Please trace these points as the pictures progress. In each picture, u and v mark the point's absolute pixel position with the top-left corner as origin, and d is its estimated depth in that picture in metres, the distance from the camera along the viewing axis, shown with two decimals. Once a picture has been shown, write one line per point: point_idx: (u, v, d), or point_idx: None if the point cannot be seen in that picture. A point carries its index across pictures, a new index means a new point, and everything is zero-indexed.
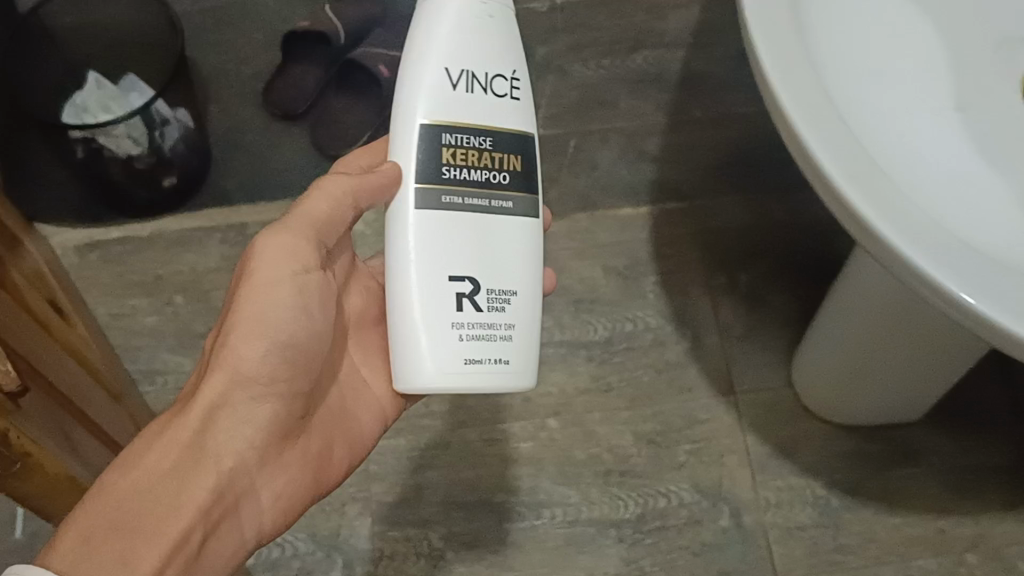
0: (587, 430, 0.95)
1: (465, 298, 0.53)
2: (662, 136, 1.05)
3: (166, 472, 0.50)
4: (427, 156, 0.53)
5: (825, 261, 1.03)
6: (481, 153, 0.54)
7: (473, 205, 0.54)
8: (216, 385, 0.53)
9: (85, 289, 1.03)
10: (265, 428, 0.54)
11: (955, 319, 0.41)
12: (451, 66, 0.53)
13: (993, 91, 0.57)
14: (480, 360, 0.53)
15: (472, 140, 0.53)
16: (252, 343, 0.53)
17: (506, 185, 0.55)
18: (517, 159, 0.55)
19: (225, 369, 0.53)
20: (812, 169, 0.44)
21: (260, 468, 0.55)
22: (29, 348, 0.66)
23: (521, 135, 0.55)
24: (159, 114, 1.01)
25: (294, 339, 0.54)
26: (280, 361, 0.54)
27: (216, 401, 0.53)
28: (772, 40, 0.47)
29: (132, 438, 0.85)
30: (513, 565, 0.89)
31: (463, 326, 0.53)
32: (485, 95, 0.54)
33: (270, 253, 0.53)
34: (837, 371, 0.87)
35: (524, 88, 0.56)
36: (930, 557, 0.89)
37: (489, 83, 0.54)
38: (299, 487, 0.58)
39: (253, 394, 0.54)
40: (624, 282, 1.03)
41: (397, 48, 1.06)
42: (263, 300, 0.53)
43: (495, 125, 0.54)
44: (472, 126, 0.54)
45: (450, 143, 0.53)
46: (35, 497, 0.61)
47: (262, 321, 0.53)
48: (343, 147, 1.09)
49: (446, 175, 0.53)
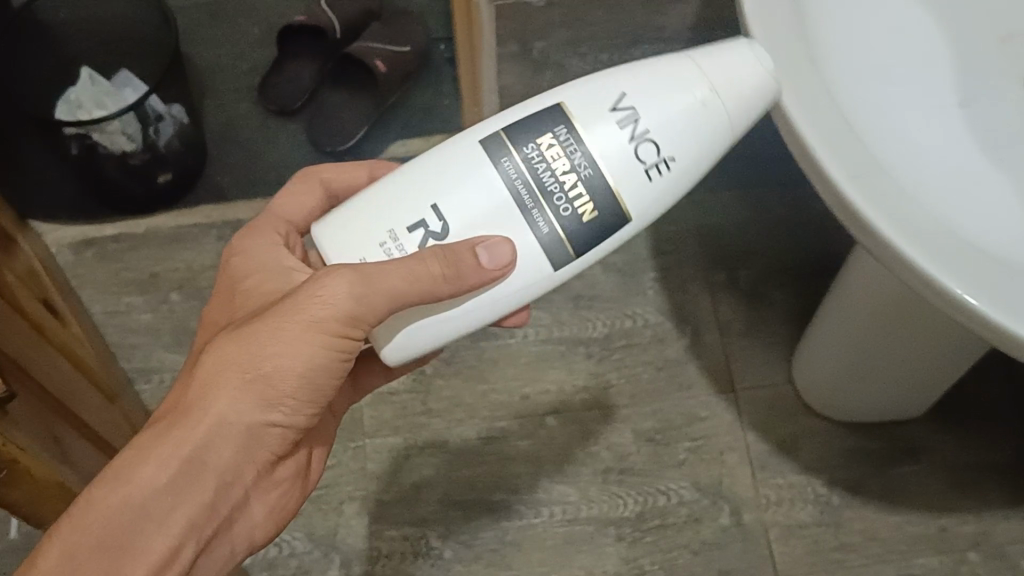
0: (587, 428, 0.95)
1: (422, 228, 0.47)
2: None
3: (163, 489, 0.47)
4: (538, 126, 0.47)
5: (825, 255, 1.03)
6: (569, 172, 0.46)
7: (518, 195, 0.47)
8: (228, 408, 0.48)
9: (79, 287, 1.03)
10: (268, 448, 0.51)
11: (965, 324, 0.40)
12: (630, 97, 0.46)
13: (1013, 92, 0.56)
14: None
15: (576, 159, 0.46)
16: (276, 372, 0.48)
17: (561, 216, 0.47)
18: (593, 213, 0.47)
19: (242, 390, 0.48)
20: (815, 171, 0.43)
21: (254, 482, 0.53)
22: (21, 352, 0.65)
23: (616, 204, 0.47)
24: (153, 109, 1.00)
25: (321, 377, 0.49)
26: (299, 395, 0.49)
27: (223, 420, 0.48)
28: (774, 32, 0.47)
29: (127, 438, 0.85)
30: (512, 563, 0.89)
31: (392, 245, 0.47)
32: (626, 147, 0.46)
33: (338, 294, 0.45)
34: (838, 369, 0.86)
35: (670, 176, 0.47)
36: (932, 555, 0.88)
37: (641, 141, 0.46)
38: (284, 497, 0.57)
39: (269, 419, 0.50)
40: (623, 277, 1.02)
41: (394, 42, 1.07)
42: (304, 336, 0.47)
43: (607, 172, 0.46)
44: (589, 153, 0.46)
45: (557, 137, 0.47)
46: (23, 505, 0.59)
47: (295, 358, 0.48)
48: (339, 143, 1.07)
49: (529, 150, 0.47)
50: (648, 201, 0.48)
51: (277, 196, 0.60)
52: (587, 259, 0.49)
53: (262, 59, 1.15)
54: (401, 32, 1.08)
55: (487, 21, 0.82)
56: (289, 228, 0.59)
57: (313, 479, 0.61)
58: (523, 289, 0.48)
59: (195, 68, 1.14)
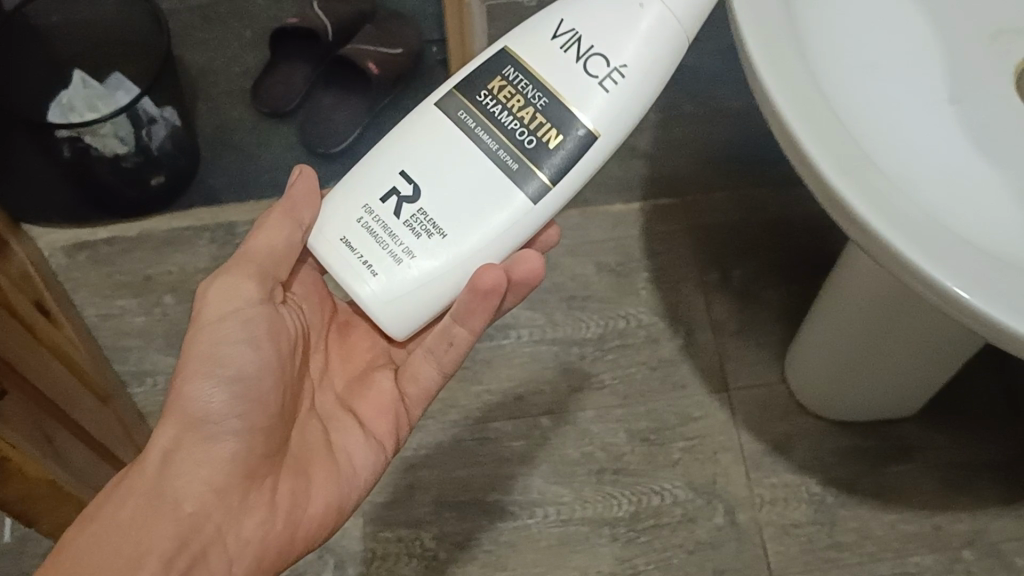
0: (580, 428, 0.94)
1: (397, 195, 0.52)
2: (655, 131, 0.97)
3: (124, 522, 0.49)
4: (485, 74, 0.52)
5: (817, 255, 1.03)
6: (525, 106, 0.51)
7: (479, 137, 0.51)
8: (168, 431, 0.52)
9: (73, 290, 1.02)
10: (224, 469, 0.52)
11: (955, 317, 0.40)
12: (567, 24, 0.51)
13: (1003, 88, 0.56)
14: (356, 251, 0.52)
15: (527, 91, 0.51)
16: (198, 380, 0.52)
17: (527, 149, 0.51)
18: (556, 136, 0.51)
19: (175, 413, 0.52)
20: (805, 165, 0.44)
21: (226, 511, 0.52)
22: (18, 353, 0.66)
23: (578, 123, 0.51)
24: (146, 111, 0.99)
25: (243, 372, 0.53)
26: (230, 397, 0.52)
27: (170, 447, 0.52)
28: (762, 24, 0.47)
29: (119, 439, 0.85)
30: (506, 565, 0.89)
31: (371, 214, 0.52)
32: (574, 66, 0.50)
33: (215, 292, 0.54)
34: (829, 365, 0.87)
35: (626, 83, 0.50)
36: (926, 553, 0.88)
37: (586, 58, 0.50)
38: (278, 531, 0.54)
39: (210, 434, 0.52)
40: (616, 278, 1.02)
41: (387, 44, 1.07)
42: (208, 337, 0.53)
43: (561, 96, 0.51)
44: (540, 81, 0.51)
45: (506, 77, 0.51)
46: (16, 501, 0.62)
47: (210, 360, 0.52)
48: (331, 145, 1.08)
49: (481, 98, 0.52)
50: (611, 113, 0.51)
51: None
52: (566, 189, 0.52)
53: (254, 62, 1.15)
54: (393, 35, 1.08)
55: (479, 22, 0.83)
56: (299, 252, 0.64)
57: (319, 514, 0.56)
58: (509, 231, 0.52)
59: (187, 71, 1.14)
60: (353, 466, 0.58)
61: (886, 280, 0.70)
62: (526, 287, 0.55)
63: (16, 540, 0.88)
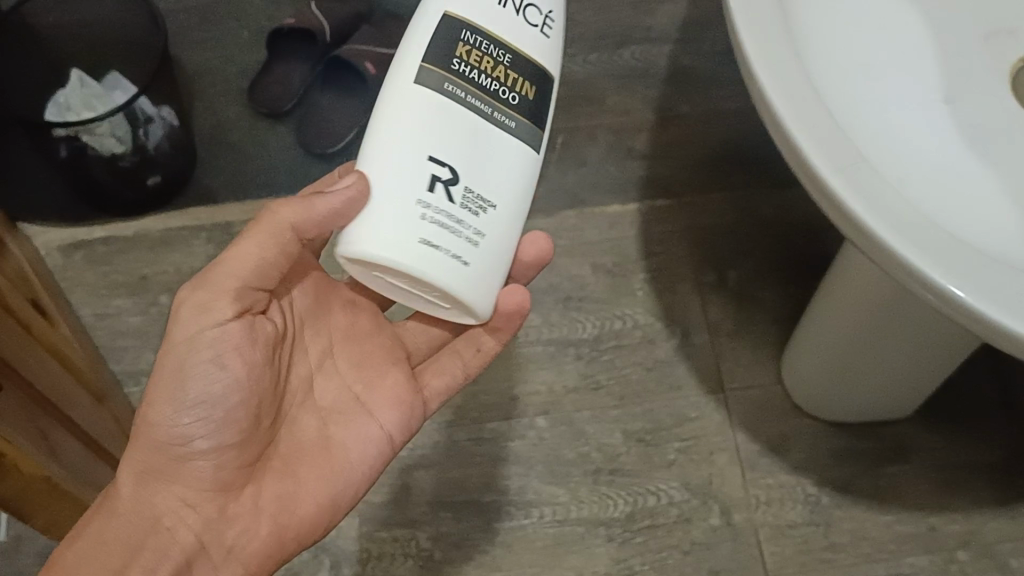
0: (576, 429, 0.95)
1: (440, 183, 0.50)
2: (650, 133, 1.09)
3: (105, 538, 0.52)
4: (444, 43, 0.51)
5: (814, 256, 1.03)
6: (496, 65, 0.52)
7: (474, 106, 0.51)
8: (140, 451, 0.54)
9: (69, 290, 1.02)
10: (195, 483, 0.54)
11: (948, 315, 0.40)
12: None
13: (996, 87, 0.56)
14: (436, 248, 0.50)
15: (490, 49, 0.52)
16: (165, 400, 0.53)
17: (513, 105, 0.52)
18: (530, 86, 0.53)
19: (147, 436, 0.53)
20: (799, 163, 0.44)
21: (205, 520, 0.55)
22: (13, 349, 0.65)
23: (538, 70, 0.54)
24: (142, 111, 1.00)
25: (210, 394, 0.53)
26: (195, 418, 0.53)
27: (143, 465, 0.54)
28: (757, 23, 0.47)
29: (115, 438, 0.85)
30: (502, 565, 0.89)
31: (430, 209, 0.50)
32: (516, 17, 0.53)
33: (185, 312, 0.53)
34: (824, 366, 0.87)
35: (554, 33, 0.55)
36: (921, 554, 0.88)
37: (523, 8, 0.53)
38: (265, 538, 0.55)
39: (178, 452, 0.54)
40: (612, 278, 1.02)
41: (385, 46, 1.08)
42: (174, 358, 0.53)
43: (520, 49, 0.53)
44: (500, 40, 0.52)
45: (467, 41, 0.51)
46: (12, 498, 0.62)
47: (177, 384, 0.53)
48: (328, 145, 1.07)
49: (456, 66, 0.51)
50: (552, 57, 0.55)
51: None
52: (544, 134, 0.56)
53: (250, 62, 1.15)
54: (390, 37, 1.09)
55: None
56: None
57: (308, 518, 0.56)
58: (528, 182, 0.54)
59: (184, 70, 1.14)
60: (355, 464, 0.57)
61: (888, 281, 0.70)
62: (538, 266, 0.60)
63: (11, 538, 0.87)
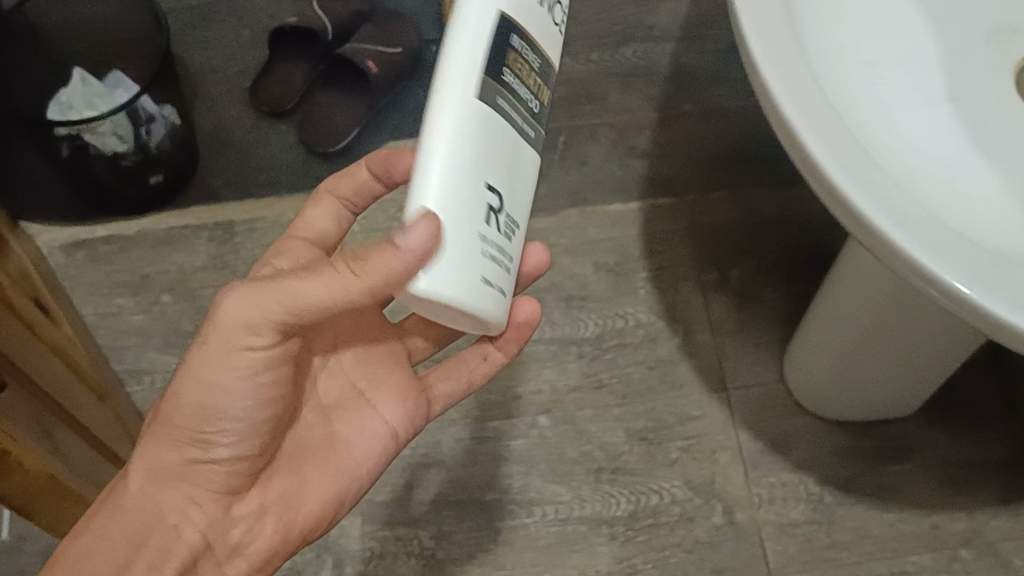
0: (579, 428, 0.95)
1: (493, 213, 0.46)
2: (652, 131, 1.09)
3: (113, 533, 0.52)
4: (499, 48, 0.45)
5: (817, 254, 1.03)
6: (530, 73, 0.48)
7: (515, 120, 0.47)
8: (154, 449, 0.53)
9: (71, 289, 1.02)
10: (205, 484, 0.54)
11: (953, 310, 0.40)
12: None
13: (1001, 84, 0.56)
14: (493, 285, 0.45)
15: (529, 57, 0.48)
16: (185, 405, 0.51)
17: (536, 117, 0.49)
18: (545, 94, 0.50)
19: (162, 433, 0.52)
20: (803, 160, 0.44)
21: (212, 519, 0.54)
22: (17, 348, 0.66)
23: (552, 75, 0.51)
24: (145, 110, 0.99)
25: (231, 406, 0.52)
26: (214, 427, 0.52)
27: (155, 462, 0.53)
28: (761, 20, 0.47)
29: (118, 437, 0.85)
30: (505, 564, 0.89)
31: (488, 242, 0.45)
32: (545, 18, 0.49)
33: (216, 324, 0.49)
34: (828, 365, 0.87)
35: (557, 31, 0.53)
36: (923, 552, 0.88)
37: (550, 8, 0.50)
38: (270, 536, 0.56)
39: (192, 455, 0.53)
40: (614, 277, 1.02)
41: (387, 44, 1.08)
42: (200, 367, 0.50)
43: (547, 55, 0.49)
44: (536, 45, 0.48)
45: (515, 48, 0.46)
46: (15, 496, 0.62)
47: (199, 392, 0.51)
48: (330, 144, 1.07)
49: (506, 76, 0.46)
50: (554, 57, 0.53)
51: (296, 217, 0.64)
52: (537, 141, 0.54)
53: (252, 60, 1.15)
54: (393, 36, 1.09)
55: None
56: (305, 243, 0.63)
57: (311, 515, 0.57)
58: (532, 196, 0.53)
59: (186, 69, 1.14)
60: (360, 461, 0.58)
61: (890, 278, 0.70)
62: (537, 274, 0.60)
63: (14, 538, 0.87)
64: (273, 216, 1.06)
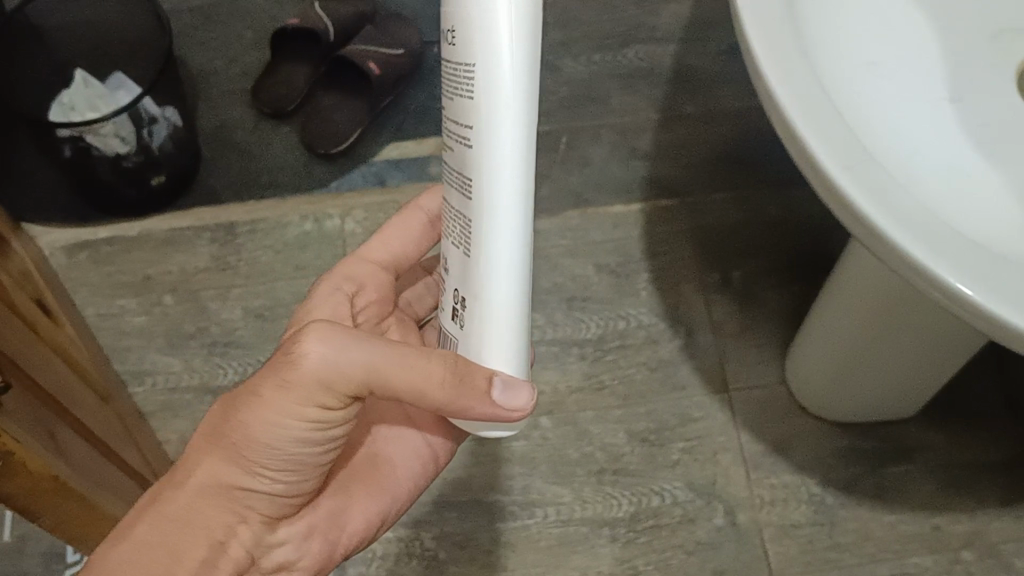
0: (580, 429, 0.95)
1: None
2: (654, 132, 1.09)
3: (159, 541, 0.46)
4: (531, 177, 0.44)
5: (819, 255, 1.03)
6: None
7: None
8: (211, 461, 0.48)
9: (72, 290, 1.02)
10: (257, 509, 0.50)
11: (957, 312, 0.40)
12: None
13: (1002, 87, 0.56)
14: None
15: None
16: (260, 439, 0.47)
17: None
18: None
19: (224, 448, 0.48)
20: (804, 160, 0.44)
21: (257, 539, 0.51)
22: (19, 349, 0.66)
23: None
24: (148, 111, 0.99)
25: (304, 450, 0.49)
26: (284, 464, 0.49)
27: (215, 477, 0.48)
28: (763, 21, 0.47)
29: (122, 437, 0.85)
30: (507, 566, 0.88)
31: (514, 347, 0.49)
32: None
33: (314, 363, 0.45)
34: (829, 366, 0.87)
35: None
36: (926, 554, 0.88)
37: None
38: (315, 555, 0.53)
39: (250, 483, 0.49)
40: (616, 278, 1.02)
41: (388, 46, 1.08)
42: (280, 410, 0.47)
43: None
44: None
45: None
46: (20, 497, 0.62)
47: (273, 433, 0.47)
48: (331, 145, 1.07)
49: None
50: None
51: (369, 240, 0.62)
52: None
53: (254, 62, 1.15)
54: (393, 38, 1.10)
55: None
56: (373, 267, 0.60)
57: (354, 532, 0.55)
58: None
59: (187, 71, 1.14)
60: (404, 481, 0.58)
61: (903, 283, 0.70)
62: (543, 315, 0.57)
63: (15, 539, 0.87)
64: (275, 217, 1.06)
